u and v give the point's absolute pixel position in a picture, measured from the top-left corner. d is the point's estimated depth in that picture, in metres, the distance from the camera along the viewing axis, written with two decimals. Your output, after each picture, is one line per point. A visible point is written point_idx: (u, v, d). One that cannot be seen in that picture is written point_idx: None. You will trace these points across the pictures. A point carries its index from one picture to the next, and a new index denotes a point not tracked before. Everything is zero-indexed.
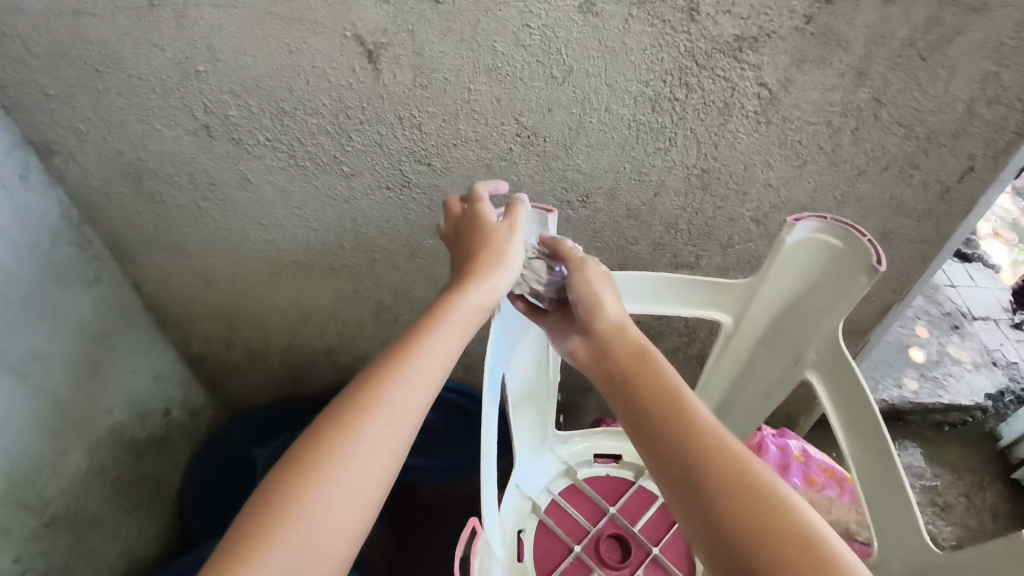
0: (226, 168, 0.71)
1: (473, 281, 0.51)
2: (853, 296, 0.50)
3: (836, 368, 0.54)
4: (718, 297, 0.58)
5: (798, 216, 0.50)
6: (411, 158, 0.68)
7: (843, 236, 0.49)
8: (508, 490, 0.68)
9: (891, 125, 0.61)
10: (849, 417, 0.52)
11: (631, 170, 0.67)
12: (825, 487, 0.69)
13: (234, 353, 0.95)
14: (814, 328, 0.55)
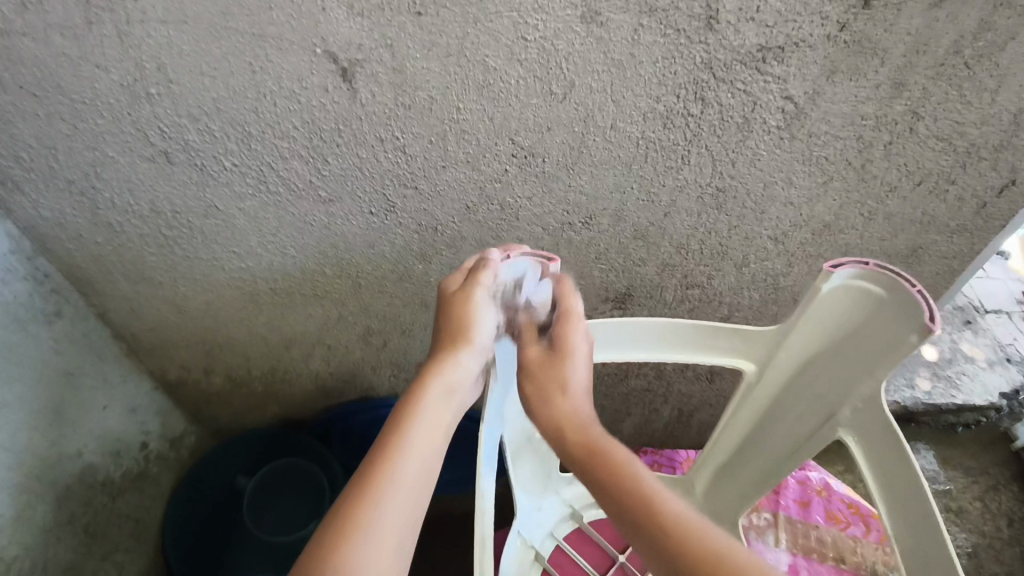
0: (191, 196, 0.64)
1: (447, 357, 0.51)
2: (899, 355, 0.46)
3: (871, 431, 0.50)
4: (741, 344, 0.55)
5: (837, 261, 0.47)
6: (396, 181, 0.61)
7: (889, 287, 0.46)
8: (508, 539, 0.66)
9: (928, 139, 0.55)
10: (889, 479, 0.47)
11: (639, 191, 0.61)
12: (849, 525, 0.76)
13: (214, 380, 0.89)
14: (848, 384, 0.51)
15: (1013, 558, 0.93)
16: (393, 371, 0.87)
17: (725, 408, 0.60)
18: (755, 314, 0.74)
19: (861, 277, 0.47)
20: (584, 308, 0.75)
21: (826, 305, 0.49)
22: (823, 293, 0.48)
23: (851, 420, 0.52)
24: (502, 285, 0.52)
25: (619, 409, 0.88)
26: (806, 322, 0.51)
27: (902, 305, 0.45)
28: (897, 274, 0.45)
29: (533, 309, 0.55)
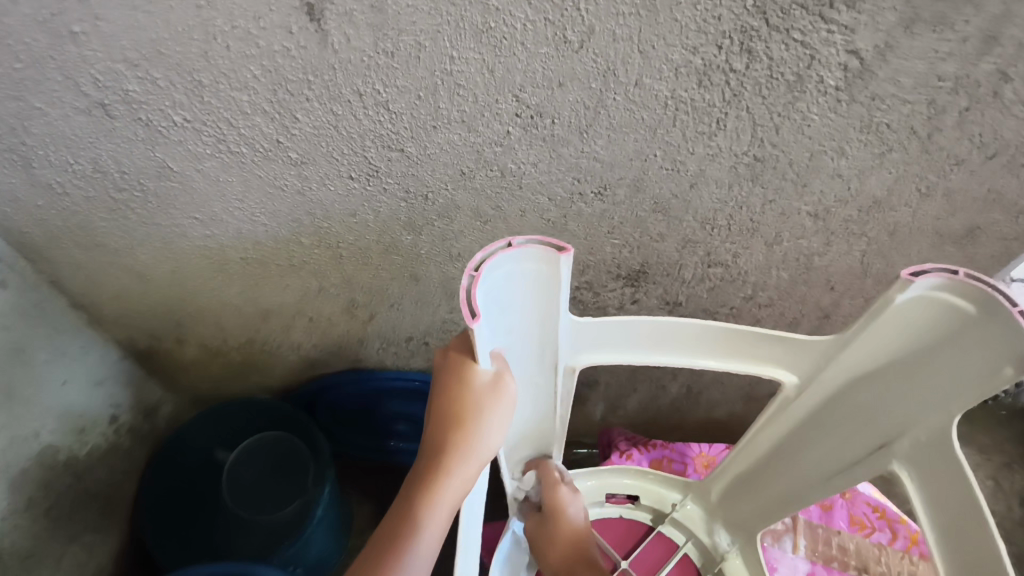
0: (138, 154, 0.54)
1: (454, 464, 0.46)
2: (988, 389, 0.38)
3: (930, 468, 0.43)
4: (784, 354, 0.49)
5: (917, 266, 0.39)
6: (378, 143, 0.52)
7: (984, 306, 0.37)
8: (503, 539, 0.63)
9: (1013, 105, 0.46)
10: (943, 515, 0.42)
11: (663, 158, 0.52)
12: (874, 531, 0.74)
13: (188, 350, 0.82)
14: (912, 416, 0.44)
15: (1021, 538, 0.90)
16: (381, 344, 0.80)
17: (760, 416, 0.54)
18: (781, 294, 0.67)
19: (945, 289, 0.39)
20: (592, 284, 0.67)
21: (898, 319, 0.42)
22: (898, 302, 0.40)
23: (909, 452, 0.45)
24: (505, 282, 0.44)
25: (624, 386, 0.82)
26: (869, 335, 0.44)
27: (996, 331, 0.37)
28: (993, 288, 0.37)
29: (541, 308, 0.46)
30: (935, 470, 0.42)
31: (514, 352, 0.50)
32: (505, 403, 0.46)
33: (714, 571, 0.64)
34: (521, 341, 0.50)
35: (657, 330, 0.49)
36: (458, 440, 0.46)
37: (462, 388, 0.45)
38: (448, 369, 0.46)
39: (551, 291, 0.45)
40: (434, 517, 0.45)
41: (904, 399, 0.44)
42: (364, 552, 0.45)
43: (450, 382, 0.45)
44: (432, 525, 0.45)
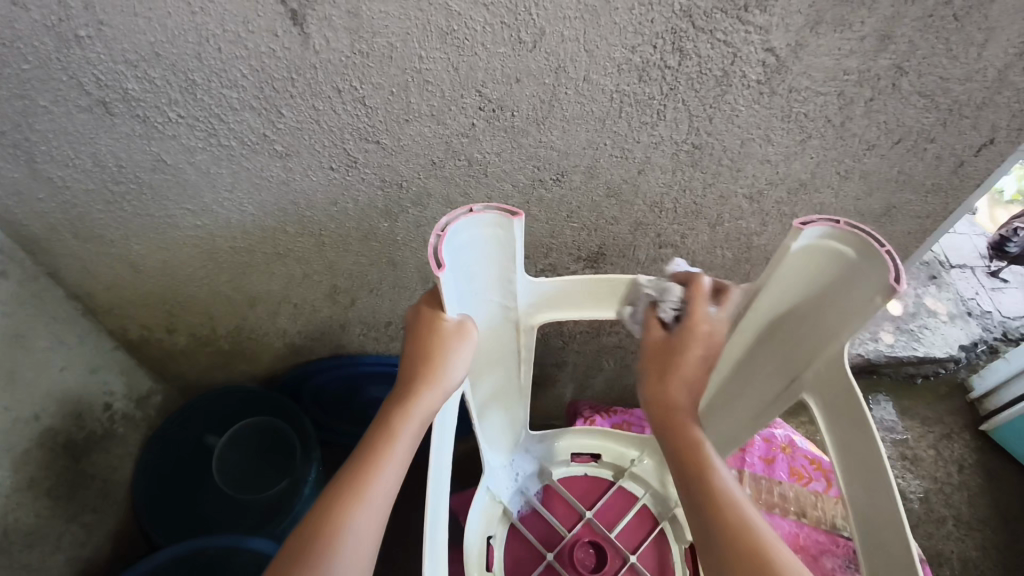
0: (136, 149, 0.59)
1: (427, 388, 0.50)
2: (865, 316, 0.46)
3: (831, 395, 0.52)
4: (713, 304, 0.56)
5: (806, 219, 0.47)
6: (356, 135, 0.58)
7: (858, 245, 0.46)
8: (477, 493, 0.68)
9: (910, 96, 0.53)
10: (852, 462, 0.50)
11: (613, 147, 0.58)
12: (811, 481, 0.79)
13: (178, 339, 0.86)
14: (814, 349, 0.52)
15: (960, 500, 0.98)
16: (363, 329, 0.85)
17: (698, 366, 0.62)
18: (726, 272, 0.74)
19: (830, 235, 0.47)
20: (556, 266, 0.73)
21: (796, 266, 0.50)
22: (792, 251, 0.48)
23: (815, 382, 0.53)
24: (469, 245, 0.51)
25: (590, 365, 0.88)
26: (774, 281, 0.51)
27: (869, 266, 0.45)
28: (866, 233, 0.46)
29: (502, 265, 0.54)
30: (837, 406, 0.51)
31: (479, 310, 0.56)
32: (467, 349, 0.53)
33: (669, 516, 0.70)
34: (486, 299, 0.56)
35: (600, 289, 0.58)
36: (426, 370, 0.50)
37: (432, 330, 0.52)
38: (417, 321, 0.53)
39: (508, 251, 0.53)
40: (407, 432, 0.48)
41: (808, 336, 0.52)
42: (341, 466, 0.46)
43: (420, 327, 0.52)
44: (408, 437, 0.48)
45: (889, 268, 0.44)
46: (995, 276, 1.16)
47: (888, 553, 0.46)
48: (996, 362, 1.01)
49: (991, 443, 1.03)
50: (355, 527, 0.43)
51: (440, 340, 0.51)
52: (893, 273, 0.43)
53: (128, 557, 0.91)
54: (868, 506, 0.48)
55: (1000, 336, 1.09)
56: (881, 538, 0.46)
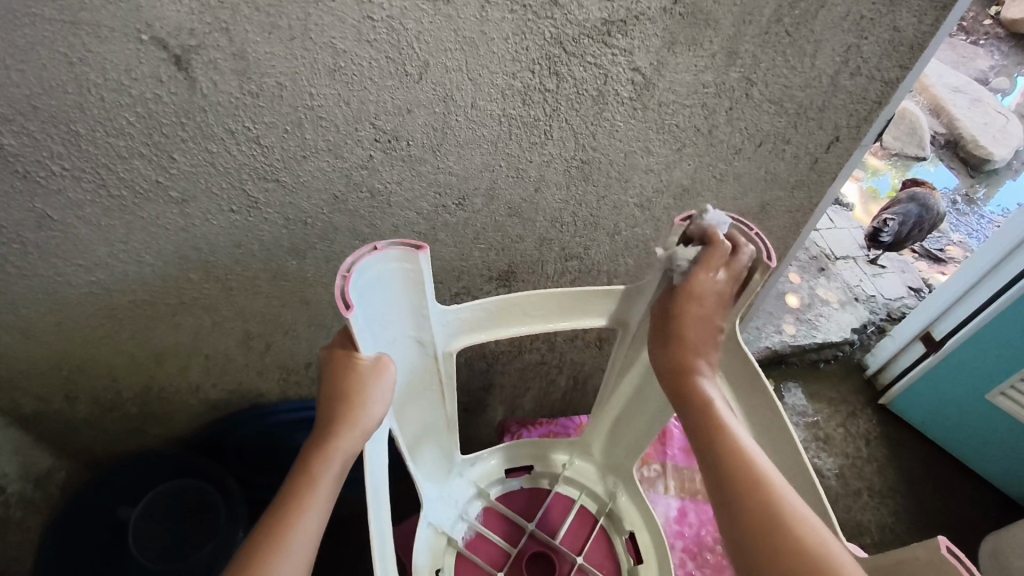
0: (15, 206, 0.56)
1: (346, 428, 0.48)
2: (748, 292, 0.52)
3: (731, 368, 0.56)
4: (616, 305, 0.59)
5: (683, 214, 0.51)
6: (255, 174, 0.58)
7: (733, 233, 0.52)
8: (420, 530, 0.66)
9: (762, 103, 0.60)
10: (763, 432, 0.53)
11: (508, 168, 0.62)
12: None
13: (79, 408, 0.80)
14: None
15: (871, 472, 1.05)
16: (282, 374, 0.83)
17: (610, 367, 0.64)
18: (632, 279, 0.78)
19: (705, 227, 0.52)
20: (469, 289, 0.75)
21: (682, 260, 0.54)
22: (678, 246, 0.52)
23: (715, 360, 0.57)
24: (378, 280, 0.49)
25: (517, 384, 0.89)
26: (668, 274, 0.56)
27: (743, 248, 0.51)
28: (735, 221, 0.51)
29: (414, 303, 0.53)
30: (735, 376, 0.55)
31: (396, 347, 0.55)
32: (388, 382, 0.51)
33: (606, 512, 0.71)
34: (402, 336, 0.55)
35: (514, 310, 0.57)
36: (345, 409, 0.48)
37: (348, 366, 0.49)
38: (331, 360, 0.51)
39: (417, 286, 0.52)
40: (328, 475, 0.46)
41: None
42: (258, 522, 0.43)
43: (336, 367, 0.50)
44: (330, 477, 0.46)
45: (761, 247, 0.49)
46: (875, 263, 1.28)
47: (810, 508, 0.50)
48: (882, 342, 1.11)
49: (890, 415, 1.12)
50: None
51: (358, 377, 0.49)
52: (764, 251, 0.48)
53: None
54: (780, 468, 0.52)
55: (884, 317, 1.20)
56: (798, 496, 0.51)
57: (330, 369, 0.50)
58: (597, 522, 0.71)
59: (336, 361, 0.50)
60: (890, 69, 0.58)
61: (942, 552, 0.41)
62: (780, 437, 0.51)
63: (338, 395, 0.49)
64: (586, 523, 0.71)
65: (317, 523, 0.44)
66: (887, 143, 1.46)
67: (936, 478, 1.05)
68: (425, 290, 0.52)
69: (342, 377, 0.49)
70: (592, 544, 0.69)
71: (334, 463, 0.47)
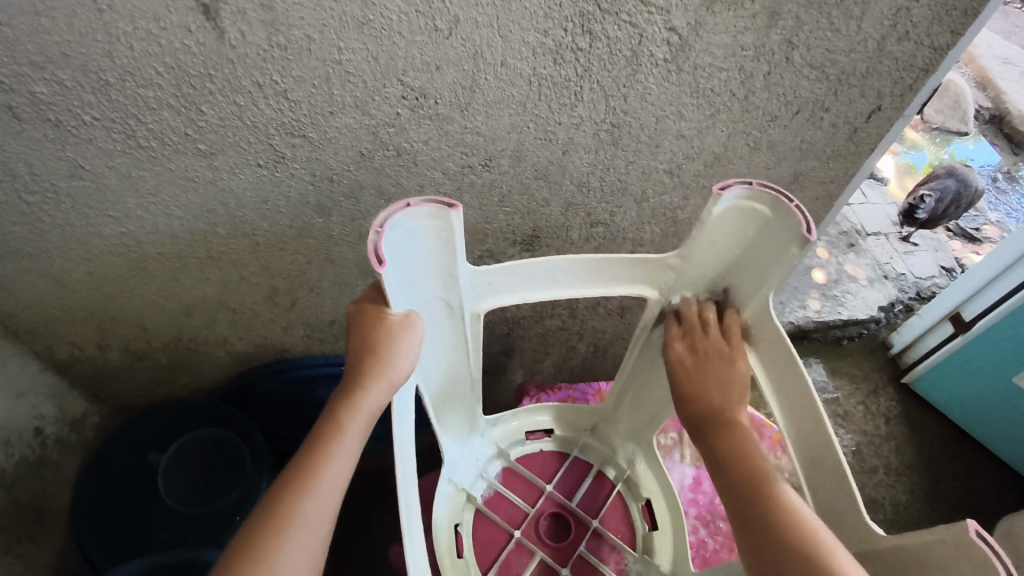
0: (49, 155, 0.57)
1: (372, 381, 0.48)
2: (783, 265, 0.50)
3: (763, 343, 0.55)
4: (646, 272, 0.57)
5: (723, 183, 0.49)
6: (282, 130, 0.58)
7: (772, 203, 0.49)
8: (440, 487, 0.67)
9: (802, 68, 0.57)
10: (791, 403, 0.52)
11: (536, 129, 0.61)
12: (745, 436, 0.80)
13: (110, 356, 0.83)
14: (744, 305, 0.56)
15: (889, 450, 1.04)
16: (305, 330, 0.85)
17: (636, 338, 0.63)
18: (657, 248, 0.77)
19: (744, 197, 0.50)
20: (493, 252, 0.74)
21: (719, 230, 0.53)
22: (715, 215, 0.51)
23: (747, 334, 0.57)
24: (409, 240, 0.49)
25: (537, 349, 0.89)
26: (701, 243, 0.54)
27: (783, 220, 0.49)
28: (777, 190, 0.49)
29: (443, 264, 0.52)
30: (765, 346, 0.55)
31: (425, 307, 0.55)
32: (415, 339, 0.51)
33: (624, 479, 0.71)
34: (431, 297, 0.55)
35: (543, 272, 0.57)
36: (372, 363, 0.49)
37: (377, 322, 0.50)
38: (360, 315, 0.51)
39: (448, 247, 0.51)
40: (353, 427, 0.47)
41: (737, 294, 0.56)
42: (285, 468, 0.45)
43: (363, 322, 0.50)
44: (355, 429, 0.47)
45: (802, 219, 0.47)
46: (908, 240, 1.25)
47: (832, 483, 0.50)
48: (910, 320, 1.09)
49: (913, 395, 1.11)
50: (305, 524, 0.42)
51: (385, 331, 0.50)
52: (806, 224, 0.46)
53: None
54: (803, 440, 0.52)
55: (914, 295, 1.18)
56: (823, 469, 0.50)
57: (357, 325, 0.51)
58: (615, 487, 0.71)
59: (363, 318, 0.51)
60: (940, 34, 0.56)
61: (968, 535, 0.41)
62: (807, 411, 0.51)
63: (364, 350, 0.49)
64: (604, 489, 0.71)
65: (341, 472, 0.45)
66: (928, 116, 1.41)
67: (956, 459, 1.04)
68: (455, 253, 0.51)
69: (368, 333, 0.50)
70: (609, 508, 0.70)
71: (359, 416, 0.47)
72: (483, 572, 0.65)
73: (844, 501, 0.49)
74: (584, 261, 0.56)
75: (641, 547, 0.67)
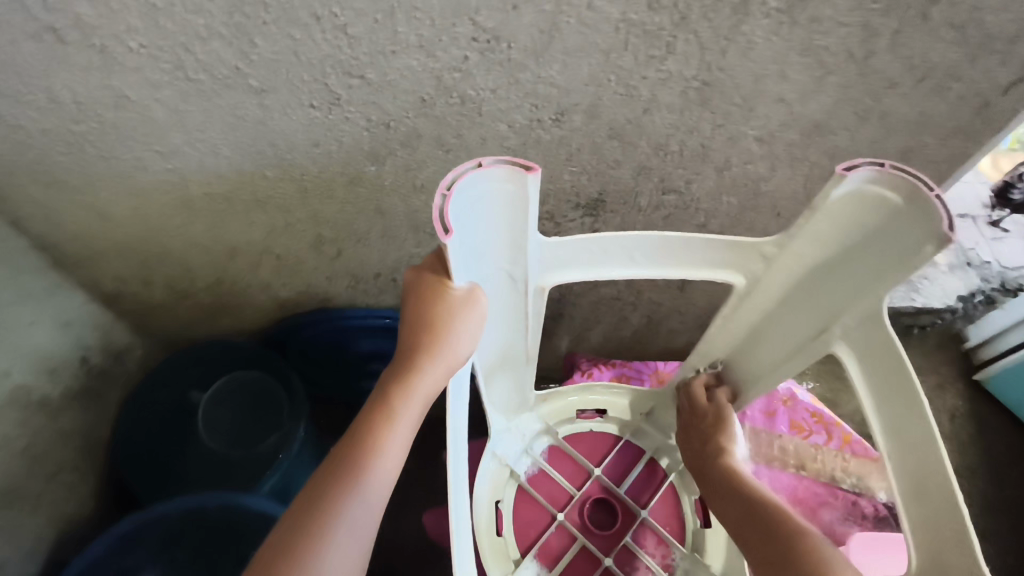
0: (94, 83, 0.53)
1: (429, 363, 0.47)
2: (909, 267, 0.43)
3: (866, 349, 0.48)
4: (736, 258, 0.52)
5: (849, 162, 0.42)
6: (339, 69, 0.52)
7: (906, 193, 0.41)
8: (483, 461, 0.67)
9: (940, 28, 0.49)
10: (897, 418, 0.46)
11: (617, 83, 0.54)
12: (812, 434, 0.83)
13: (155, 292, 0.82)
14: (845, 305, 0.48)
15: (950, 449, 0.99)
16: (350, 281, 0.82)
17: (715, 320, 0.59)
18: (732, 221, 0.71)
19: (870, 180, 0.42)
20: (554, 214, 0.69)
21: (832, 217, 0.45)
22: (831, 199, 0.44)
23: (844, 336, 0.50)
24: (473, 206, 0.44)
25: (587, 317, 0.85)
26: (807, 229, 0.47)
27: (916, 214, 0.41)
28: (914, 176, 0.41)
29: (514, 232, 0.48)
30: (869, 350, 0.48)
31: (486, 277, 0.51)
32: (475, 316, 0.48)
33: (678, 470, 0.68)
34: (495, 268, 0.51)
35: (622, 247, 0.52)
36: (428, 343, 0.46)
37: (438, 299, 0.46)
38: (419, 286, 0.47)
39: (520, 214, 0.46)
40: (408, 412, 0.46)
41: (838, 291, 0.49)
42: (338, 447, 0.44)
43: (422, 297, 0.47)
44: (410, 412, 0.46)
45: (942, 216, 0.39)
46: (997, 226, 1.13)
47: (938, 511, 0.44)
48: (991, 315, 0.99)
49: (983, 393, 1.04)
50: (358, 510, 0.42)
51: (446, 309, 0.46)
52: (947, 222, 0.39)
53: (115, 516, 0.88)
54: (909, 458, 0.46)
55: (999, 286, 1.05)
56: (933, 505, 0.44)
57: (413, 299, 0.47)
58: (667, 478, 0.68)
59: (421, 294, 0.47)
60: None
61: None
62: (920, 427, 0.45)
63: (421, 330, 0.46)
64: (657, 476, 0.69)
65: (394, 458, 0.45)
66: None
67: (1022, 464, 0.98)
68: (528, 222, 0.47)
69: (427, 313, 0.46)
70: (659, 499, 0.67)
71: (415, 400, 0.46)
72: (523, 551, 0.64)
73: (954, 553, 0.42)
74: (665, 239, 0.51)
75: (690, 544, 0.65)
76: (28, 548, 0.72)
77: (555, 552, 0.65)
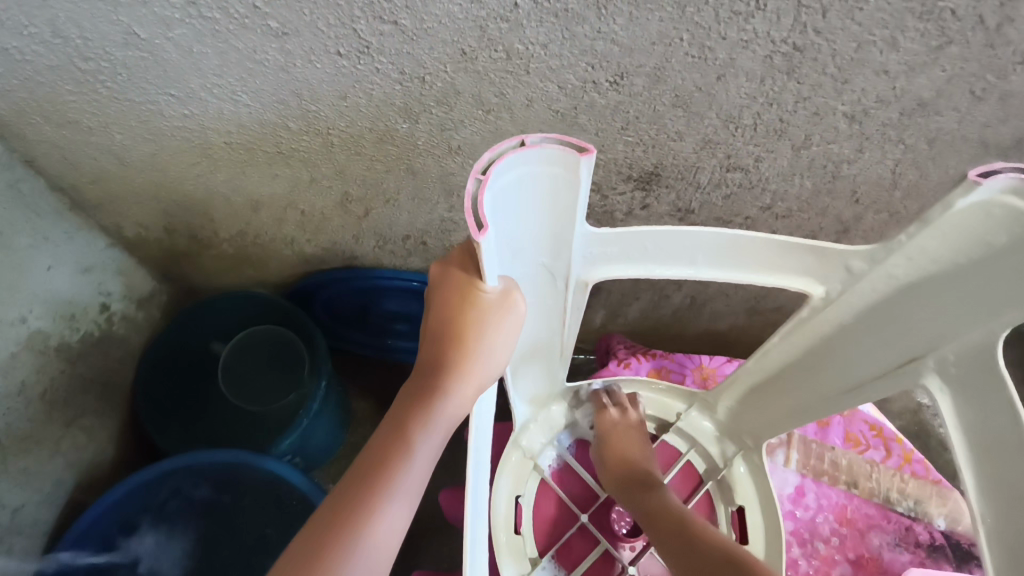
0: (99, 16, 0.48)
1: (456, 379, 0.43)
2: None
3: (965, 382, 0.42)
4: (817, 264, 0.45)
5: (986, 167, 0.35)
6: (368, 11, 0.45)
7: None
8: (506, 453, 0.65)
9: None
10: (984, 429, 0.40)
11: (690, 43, 0.46)
12: (869, 449, 0.79)
13: (177, 240, 0.78)
14: (944, 333, 0.42)
15: None
16: (376, 241, 0.77)
17: (778, 331, 0.53)
18: (802, 205, 0.63)
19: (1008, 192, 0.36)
20: (601, 186, 0.62)
21: (946, 233, 0.39)
22: (957, 209, 0.37)
23: (938, 368, 0.44)
24: (517, 193, 0.38)
25: (626, 294, 0.79)
26: (909, 246, 0.41)
27: None
28: None
29: (559, 225, 0.42)
30: (961, 364, 0.42)
31: (527, 271, 0.46)
32: (506, 322, 0.44)
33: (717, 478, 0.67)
34: (535, 261, 0.45)
35: (683, 244, 0.46)
36: (456, 354, 0.43)
37: (464, 302, 0.43)
38: (444, 286, 0.44)
39: (568, 205, 0.40)
40: (433, 433, 0.43)
41: (936, 317, 0.42)
42: (356, 465, 0.41)
43: (450, 294, 0.43)
44: (433, 430, 0.43)
45: None
46: None
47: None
48: None
49: None
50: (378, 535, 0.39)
51: (476, 315, 0.43)
52: None
53: (140, 458, 0.89)
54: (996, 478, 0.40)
55: None
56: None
57: (437, 305, 0.44)
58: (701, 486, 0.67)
59: (447, 299, 0.43)
60: None
61: None
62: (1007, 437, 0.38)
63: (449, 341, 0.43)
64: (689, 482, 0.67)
65: (417, 480, 0.42)
66: None
67: None
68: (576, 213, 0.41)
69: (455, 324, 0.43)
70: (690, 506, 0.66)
71: (440, 418, 0.43)
72: (544, 549, 0.63)
73: None
74: (733, 240, 0.45)
75: None
76: (49, 492, 0.73)
77: (578, 553, 0.63)
